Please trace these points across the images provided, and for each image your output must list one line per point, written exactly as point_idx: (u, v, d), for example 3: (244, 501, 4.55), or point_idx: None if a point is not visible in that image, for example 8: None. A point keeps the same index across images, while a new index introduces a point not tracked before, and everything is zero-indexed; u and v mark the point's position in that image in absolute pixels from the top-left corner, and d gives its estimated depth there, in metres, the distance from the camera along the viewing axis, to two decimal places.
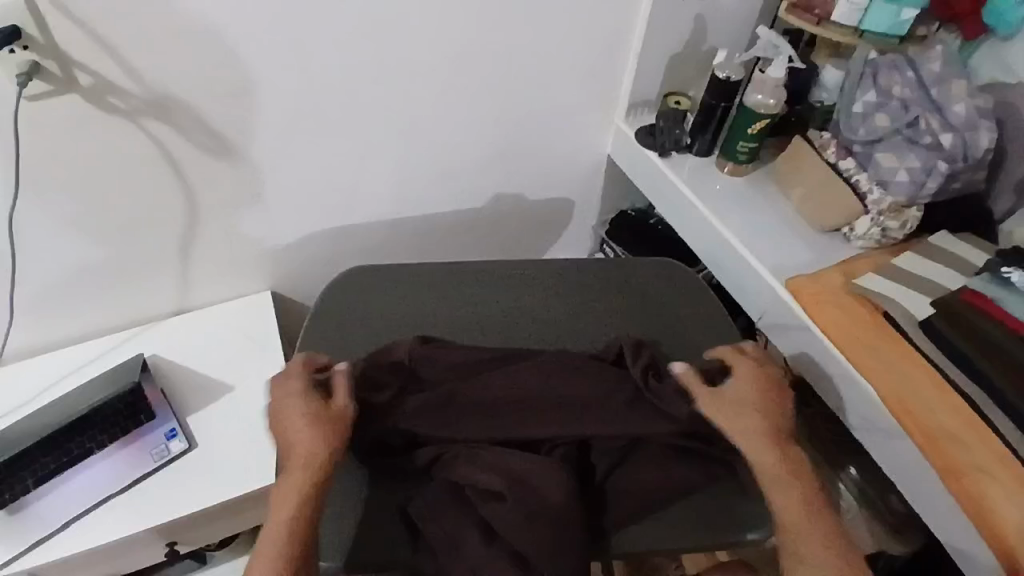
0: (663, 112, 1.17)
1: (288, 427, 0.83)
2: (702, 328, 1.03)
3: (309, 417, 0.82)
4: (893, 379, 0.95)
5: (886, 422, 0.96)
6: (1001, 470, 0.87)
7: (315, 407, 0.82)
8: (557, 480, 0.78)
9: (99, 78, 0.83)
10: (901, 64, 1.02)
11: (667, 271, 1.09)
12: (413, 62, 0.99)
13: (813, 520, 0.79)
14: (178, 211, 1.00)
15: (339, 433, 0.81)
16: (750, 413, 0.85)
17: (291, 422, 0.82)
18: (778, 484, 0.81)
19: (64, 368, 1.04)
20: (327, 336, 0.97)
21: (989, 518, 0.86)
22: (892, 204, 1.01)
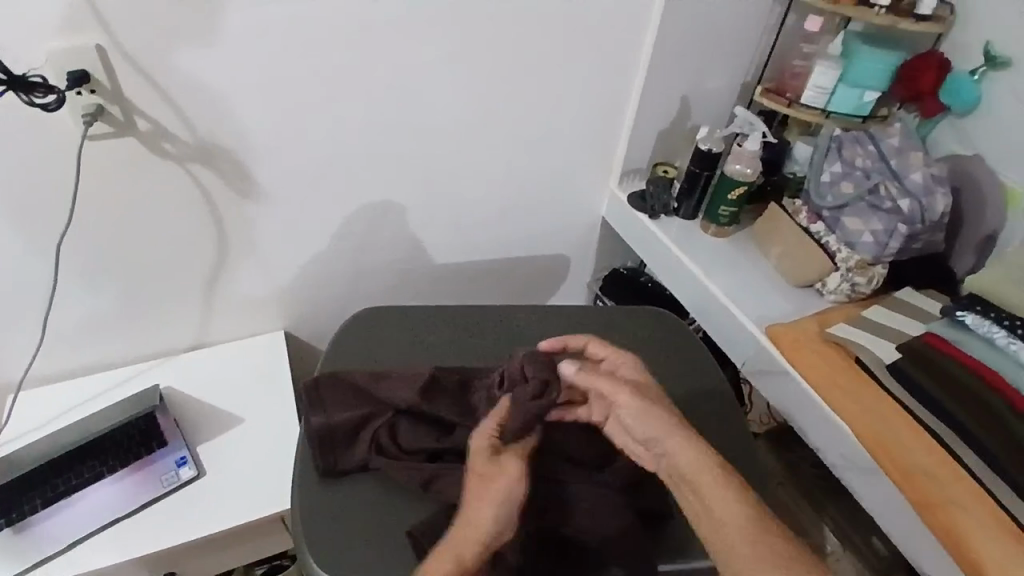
0: (653, 179, 1.31)
1: (474, 471, 0.81)
2: (687, 367, 1.13)
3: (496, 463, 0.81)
4: (870, 421, 0.98)
5: (867, 463, 0.98)
6: (963, 491, 0.90)
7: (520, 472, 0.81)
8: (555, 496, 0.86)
9: (154, 124, 0.96)
10: (863, 138, 1.16)
11: (662, 320, 1.19)
12: (431, 124, 1.13)
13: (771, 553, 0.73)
14: (210, 244, 1.12)
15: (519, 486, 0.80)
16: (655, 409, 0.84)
17: (488, 502, 0.79)
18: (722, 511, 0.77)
19: (81, 398, 1.13)
20: (345, 363, 1.07)
21: (964, 549, 0.87)
22: (859, 261, 1.12)
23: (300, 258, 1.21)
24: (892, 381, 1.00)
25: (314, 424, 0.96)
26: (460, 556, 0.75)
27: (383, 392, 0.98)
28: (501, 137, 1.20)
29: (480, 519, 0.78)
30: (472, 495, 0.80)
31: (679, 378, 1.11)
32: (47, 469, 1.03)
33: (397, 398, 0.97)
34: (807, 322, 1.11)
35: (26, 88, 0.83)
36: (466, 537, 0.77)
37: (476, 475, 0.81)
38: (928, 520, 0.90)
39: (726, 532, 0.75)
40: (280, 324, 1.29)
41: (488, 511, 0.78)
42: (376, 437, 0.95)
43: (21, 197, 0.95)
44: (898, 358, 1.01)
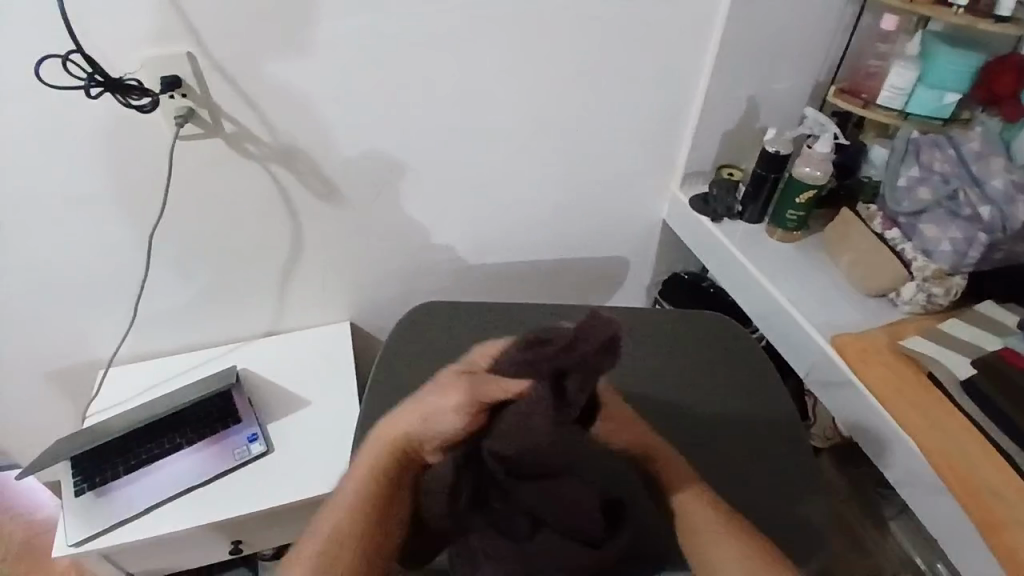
0: (717, 182, 1.28)
1: (433, 383, 0.78)
2: (750, 377, 1.10)
3: (446, 384, 0.76)
4: (936, 438, 0.92)
5: (931, 482, 0.93)
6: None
7: (455, 400, 0.73)
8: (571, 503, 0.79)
9: (237, 125, 1.04)
10: (942, 141, 1.09)
11: (720, 327, 1.17)
12: (493, 125, 1.16)
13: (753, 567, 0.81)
14: (284, 239, 1.20)
15: (447, 417, 0.74)
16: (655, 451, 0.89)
17: (419, 412, 0.77)
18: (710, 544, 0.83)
19: (166, 374, 1.24)
20: (401, 354, 1.12)
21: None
22: (936, 270, 1.06)
23: (365, 253, 1.27)
24: (965, 399, 0.94)
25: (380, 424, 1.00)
26: (376, 452, 0.80)
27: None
28: (562, 141, 1.22)
29: (408, 424, 0.78)
30: (413, 402, 0.79)
31: (738, 390, 1.08)
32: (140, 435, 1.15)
33: None
34: (877, 333, 1.06)
35: (122, 91, 0.93)
36: (387, 433, 0.80)
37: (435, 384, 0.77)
38: (992, 543, 0.85)
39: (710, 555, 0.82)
40: (347, 316, 1.35)
41: (412, 419, 0.78)
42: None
43: (120, 188, 1.05)
44: (972, 372, 0.95)
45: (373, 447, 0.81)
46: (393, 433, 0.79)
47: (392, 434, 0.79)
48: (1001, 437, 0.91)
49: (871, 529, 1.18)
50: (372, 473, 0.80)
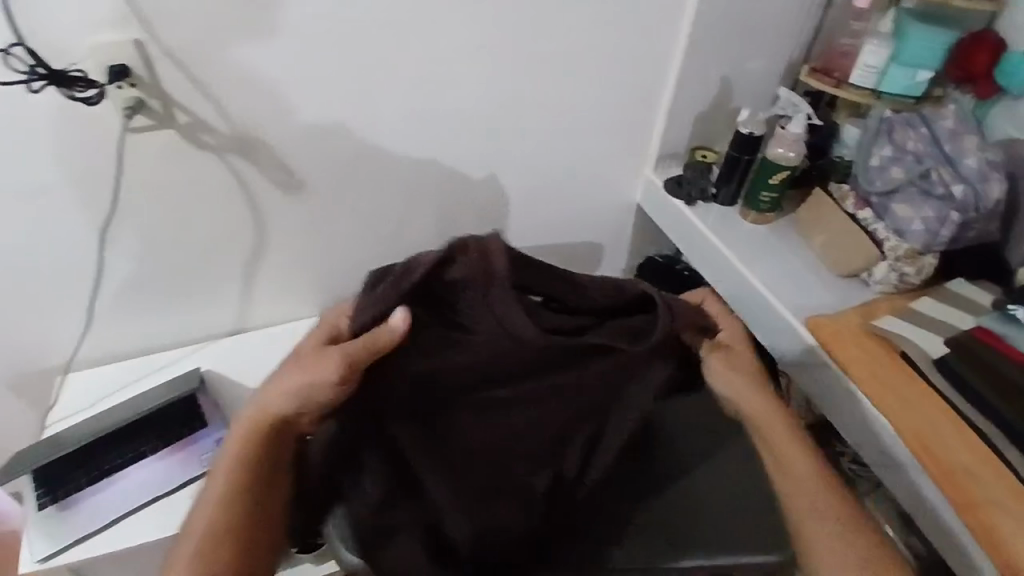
0: (690, 164, 1.28)
1: (310, 350, 0.73)
2: None
3: (324, 348, 0.71)
4: (912, 418, 0.93)
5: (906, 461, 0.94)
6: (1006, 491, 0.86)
7: (334, 362, 0.68)
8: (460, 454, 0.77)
9: (191, 115, 0.98)
10: (915, 121, 1.10)
11: None
12: (463, 109, 1.12)
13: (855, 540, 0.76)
14: (247, 233, 1.15)
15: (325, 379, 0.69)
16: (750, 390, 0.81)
17: (296, 381, 0.71)
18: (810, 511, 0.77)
19: (126, 379, 1.18)
20: None
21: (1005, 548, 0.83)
22: (908, 250, 1.06)
23: (333, 246, 1.23)
24: (940, 379, 0.95)
25: None
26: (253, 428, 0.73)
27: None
28: (533, 125, 1.19)
29: (274, 398, 0.73)
30: (289, 371, 0.73)
31: None
32: (102, 444, 1.09)
33: None
34: (852, 313, 1.07)
35: (67, 83, 0.87)
36: (264, 405, 0.73)
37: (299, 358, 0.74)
38: (972, 523, 0.85)
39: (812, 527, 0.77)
40: (315, 310, 1.31)
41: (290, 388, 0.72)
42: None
43: (68, 184, 0.99)
44: (944, 352, 0.97)
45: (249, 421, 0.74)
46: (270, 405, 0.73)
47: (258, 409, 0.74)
48: (977, 415, 0.92)
49: None
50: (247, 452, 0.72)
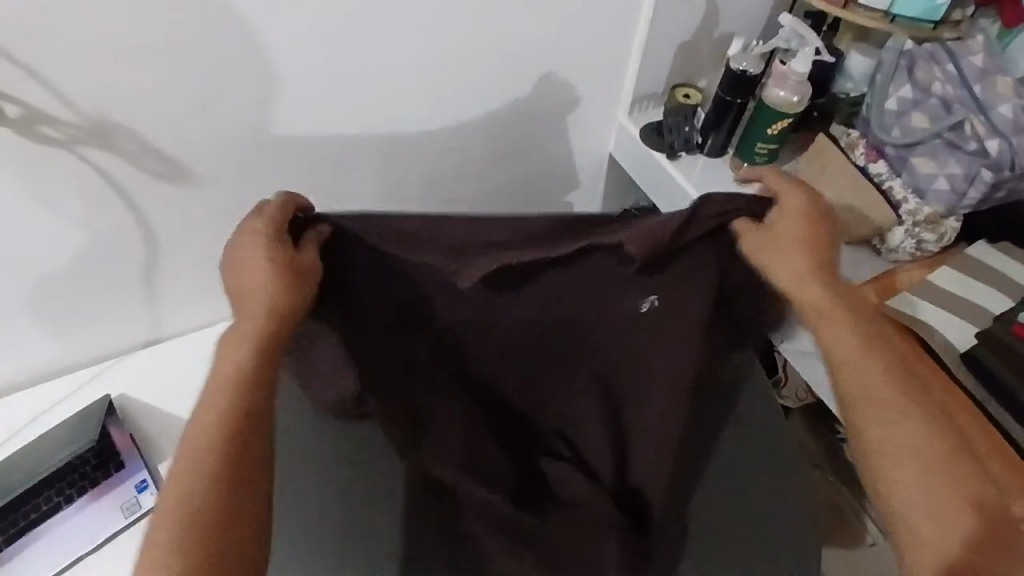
0: (670, 107, 1.07)
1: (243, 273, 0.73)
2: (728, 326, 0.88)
3: (268, 266, 0.72)
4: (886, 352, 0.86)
5: None
6: (1010, 477, 0.78)
7: (303, 266, 0.75)
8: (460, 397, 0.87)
9: (27, 107, 0.75)
10: (941, 54, 0.91)
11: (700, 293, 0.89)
12: (390, 63, 0.89)
13: (942, 464, 0.70)
14: (135, 238, 0.93)
15: (295, 287, 0.73)
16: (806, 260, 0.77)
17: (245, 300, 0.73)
18: (895, 441, 0.72)
19: (27, 414, 1.00)
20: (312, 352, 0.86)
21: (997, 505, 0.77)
22: (930, 214, 0.91)
23: None
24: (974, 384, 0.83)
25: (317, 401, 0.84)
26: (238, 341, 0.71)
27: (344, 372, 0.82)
28: (479, 76, 0.96)
29: (250, 320, 0.71)
30: (242, 288, 0.73)
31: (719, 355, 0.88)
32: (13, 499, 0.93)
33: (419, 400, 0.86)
34: (867, 290, 0.93)
35: None
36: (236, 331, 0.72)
37: (260, 284, 0.72)
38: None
39: (898, 457, 0.72)
40: None
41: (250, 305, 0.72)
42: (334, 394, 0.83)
43: None
44: (974, 344, 0.85)
45: (232, 337, 0.72)
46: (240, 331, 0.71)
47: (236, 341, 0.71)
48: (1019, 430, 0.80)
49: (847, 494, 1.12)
50: (240, 368, 0.70)
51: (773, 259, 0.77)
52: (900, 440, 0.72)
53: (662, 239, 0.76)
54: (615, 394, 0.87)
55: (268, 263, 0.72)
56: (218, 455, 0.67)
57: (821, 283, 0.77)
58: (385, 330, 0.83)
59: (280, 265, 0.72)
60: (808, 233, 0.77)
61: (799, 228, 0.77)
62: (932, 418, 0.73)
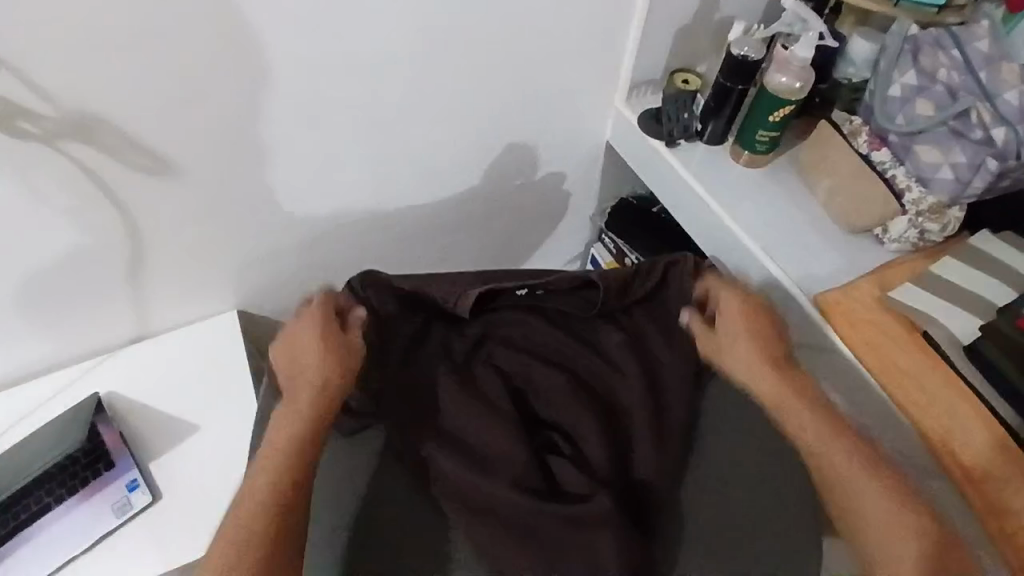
0: (669, 94, 1.04)
1: (300, 353, 0.80)
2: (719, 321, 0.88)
3: (319, 347, 0.79)
4: (880, 350, 0.86)
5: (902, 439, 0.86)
6: (1013, 470, 0.79)
7: (347, 348, 0.80)
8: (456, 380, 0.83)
9: (1, 100, 0.71)
10: (945, 40, 0.90)
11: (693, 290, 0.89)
12: (380, 51, 0.86)
13: (921, 533, 0.74)
14: (119, 233, 0.90)
15: (346, 366, 0.79)
16: (752, 349, 0.84)
17: (301, 384, 0.78)
18: (873, 518, 0.76)
19: (14, 413, 0.98)
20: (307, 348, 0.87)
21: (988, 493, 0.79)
22: (933, 204, 0.89)
23: (237, 232, 0.98)
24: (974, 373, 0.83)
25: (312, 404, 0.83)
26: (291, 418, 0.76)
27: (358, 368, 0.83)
28: (473, 63, 0.93)
29: (304, 397, 0.77)
30: (299, 374, 0.79)
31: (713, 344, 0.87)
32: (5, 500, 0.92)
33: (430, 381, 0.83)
34: (865, 283, 0.90)
35: None
36: (291, 410, 0.77)
37: (313, 370, 0.78)
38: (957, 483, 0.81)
39: (877, 532, 0.75)
40: (232, 305, 1.09)
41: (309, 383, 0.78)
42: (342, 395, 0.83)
43: None
44: (976, 336, 0.84)
45: (282, 419, 0.77)
46: (297, 412, 0.77)
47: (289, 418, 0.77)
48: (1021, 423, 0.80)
49: None
50: (287, 446, 0.75)
51: (727, 357, 0.85)
52: (872, 518, 0.76)
53: (619, 279, 0.89)
54: (613, 385, 0.85)
55: (319, 347, 0.79)
56: (257, 530, 0.71)
57: (777, 377, 0.83)
58: (394, 347, 0.85)
59: (329, 351, 0.79)
60: (752, 330, 0.85)
61: (739, 323, 0.85)
62: (908, 490, 0.76)
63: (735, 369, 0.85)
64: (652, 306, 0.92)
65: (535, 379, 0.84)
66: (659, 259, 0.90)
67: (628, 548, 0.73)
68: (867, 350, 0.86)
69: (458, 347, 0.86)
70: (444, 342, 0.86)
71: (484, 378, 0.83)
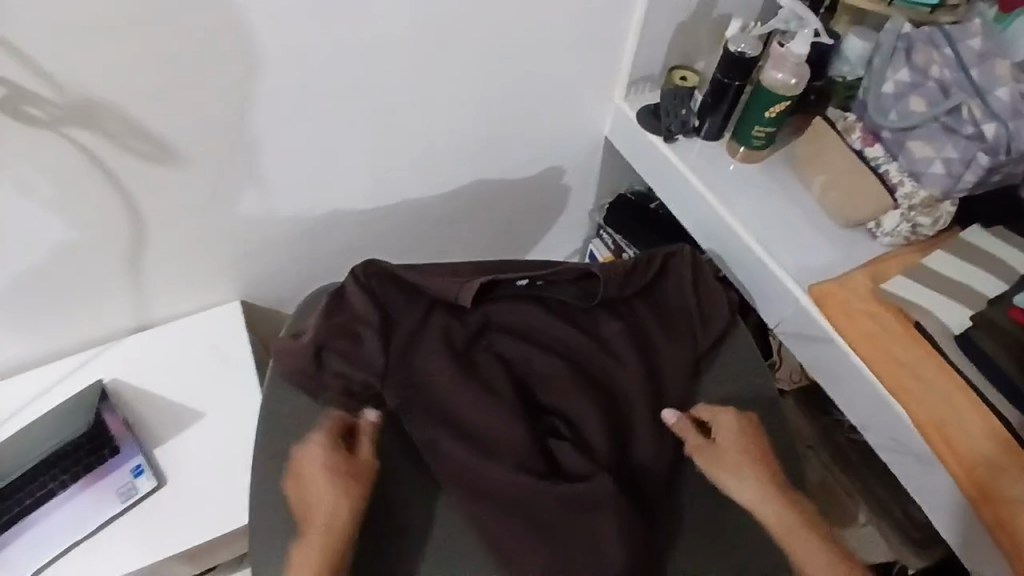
0: (668, 89, 1.06)
1: (311, 488, 0.78)
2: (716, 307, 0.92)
3: (334, 474, 0.77)
4: (873, 341, 0.88)
5: (894, 429, 0.88)
6: (1004, 457, 0.81)
7: (359, 472, 0.79)
8: (458, 365, 0.84)
9: (11, 86, 0.73)
10: (938, 38, 0.91)
11: (693, 280, 0.92)
12: (384, 42, 0.87)
13: None
14: (123, 221, 0.92)
15: (362, 489, 0.78)
16: (754, 471, 0.81)
17: (315, 520, 0.75)
18: None
19: (18, 400, 0.98)
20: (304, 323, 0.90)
21: (980, 480, 0.81)
22: (926, 198, 0.91)
23: (240, 222, 1.00)
24: (967, 364, 0.85)
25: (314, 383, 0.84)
26: (313, 552, 0.73)
27: (364, 355, 0.85)
28: (474, 56, 0.94)
29: (322, 527, 0.75)
30: (313, 510, 0.76)
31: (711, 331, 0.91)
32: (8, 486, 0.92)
33: (430, 365, 0.84)
34: (859, 275, 0.93)
35: None
36: (309, 546, 0.74)
37: (327, 499, 0.76)
38: (952, 471, 0.82)
39: None
40: (235, 295, 1.10)
41: (327, 507, 0.76)
42: (346, 380, 0.84)
43: None
44: (967, 327, 0.85)
45: (301, 554, 0.74)
46: (316, 545, 0.74)
47: (308, 553, 0.73)
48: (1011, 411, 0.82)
49: None
50: None
51: (726, 479, 0.81)
52: None
53: (619, 268, 0.91)
54: (613, 371, 0.87)
55: (330, 474, 0.77)
56: None
57: (776, 494, 0.80)
58: (398, 330, 0.87)
59: (340, 473, 0.78)
60: (751, 452, 0.82)
61: (734, 444, 0.82)
62: None
63: (735, 491, 0.81)
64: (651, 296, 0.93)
65: (537, 366, 0.86)
66: (658, 251, 0.93)
67: (629, 529, 0.75)
68: (861, 340, 0.88)
69: (460, 331, 0.87)
70: (447, 326, 0.87)
71: (487, 364, 0.85)
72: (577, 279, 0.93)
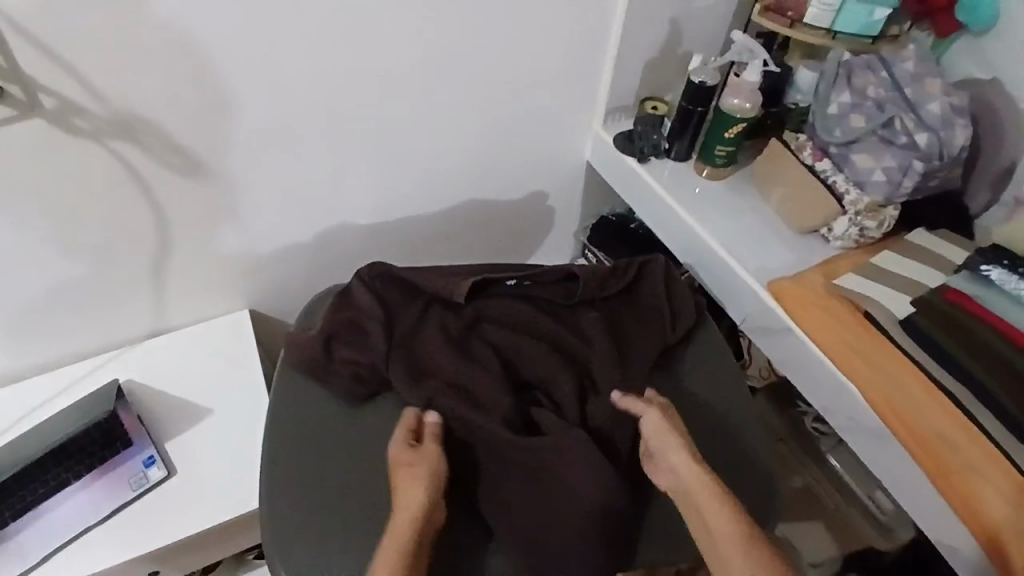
0: (641, 117, 1.18)
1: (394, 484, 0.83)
2: (685, 302, 1.02)
3: (407, 467, 0.83)
4: (828, 329, 0.97)
5: (856, 410, 0.95)
6: (952, 428, 0.88)
7: (430, 459, 0.84)
8: (455, 351, 0.92)
9: (63, 99, 0.83)
10: (875, 64, 1.04)
11: (665, 282, 1.02)
12: (391, 70, 0.99)
13: None
14: (149, 229, 1.01)
15: (431, 475, 0.83)
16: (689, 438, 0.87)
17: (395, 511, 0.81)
18: None
19: (37, 399, 1.05)
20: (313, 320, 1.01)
21: (932, 449, 0.88)
22: (869, 204, 1.02)
23: (253, 235, 1.10)
24: (913, 347, 0.93)
25: (327, 370, 0.93)
26: (396, 536, 0.78)
27: (369, 343, 0.93)
28: (470, 84, 1.06)
29: (401, 514, 0.80)
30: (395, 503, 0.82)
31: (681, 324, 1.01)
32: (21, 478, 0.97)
33: (430, 352, 0.93)
34: (813, 274, 1.03)
35: None
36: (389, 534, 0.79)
37: (406, 494, 0.81)
38: (901, 438, 0.90)
39: None
40: (244, 304, 1.19)
41: (405, 496, 0.81)
42: (355, 366, 0.93)
43: None
44: (910, 312, 0.95)
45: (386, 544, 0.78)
46: (397, 529, 0.79)
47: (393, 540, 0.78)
48: (959, 388, 0.90)
49: (810, 465, 1.25)
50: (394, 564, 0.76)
51: (666, 436, 0.86)
52: None
53: (600, 272, 1.01)
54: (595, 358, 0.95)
55: (404, 463, 0.83)
56: None
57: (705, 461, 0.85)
58: (399, 325, 0.95)
59: (411, 468, 0.83)
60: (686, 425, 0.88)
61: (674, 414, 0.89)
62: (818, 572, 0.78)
63: (672, 449, 0.85)
64: (630, 298, 1.02)
65: (526, 352, 0.93)
66: (634, 261, 1.03)
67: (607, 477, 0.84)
68: (816, 330, 0.97)
69: (455, 323, 0.95)
70: (444, 319, 0.95)
71: (480, 349, 0.93)
72: (562, 280, 1.02)
